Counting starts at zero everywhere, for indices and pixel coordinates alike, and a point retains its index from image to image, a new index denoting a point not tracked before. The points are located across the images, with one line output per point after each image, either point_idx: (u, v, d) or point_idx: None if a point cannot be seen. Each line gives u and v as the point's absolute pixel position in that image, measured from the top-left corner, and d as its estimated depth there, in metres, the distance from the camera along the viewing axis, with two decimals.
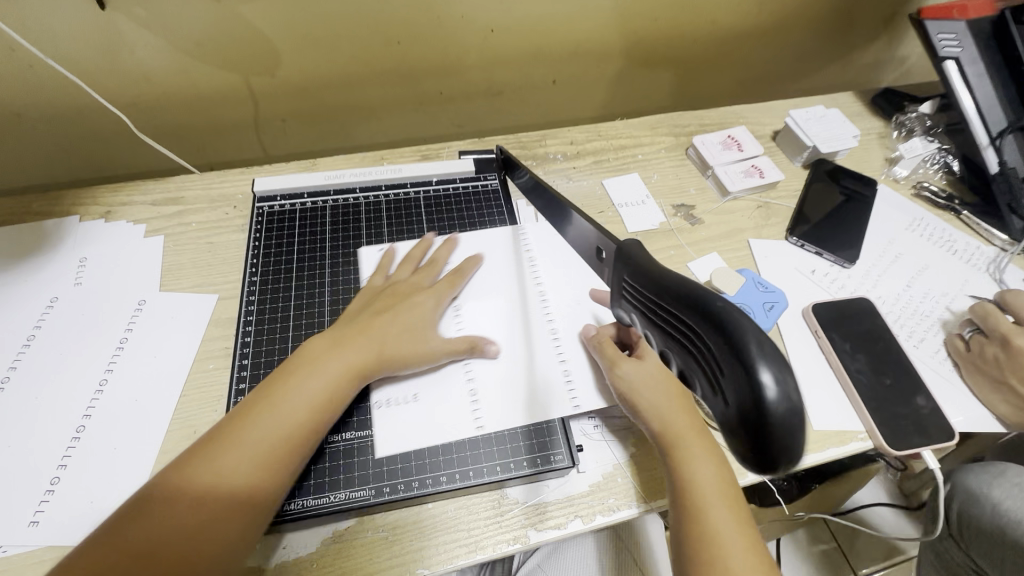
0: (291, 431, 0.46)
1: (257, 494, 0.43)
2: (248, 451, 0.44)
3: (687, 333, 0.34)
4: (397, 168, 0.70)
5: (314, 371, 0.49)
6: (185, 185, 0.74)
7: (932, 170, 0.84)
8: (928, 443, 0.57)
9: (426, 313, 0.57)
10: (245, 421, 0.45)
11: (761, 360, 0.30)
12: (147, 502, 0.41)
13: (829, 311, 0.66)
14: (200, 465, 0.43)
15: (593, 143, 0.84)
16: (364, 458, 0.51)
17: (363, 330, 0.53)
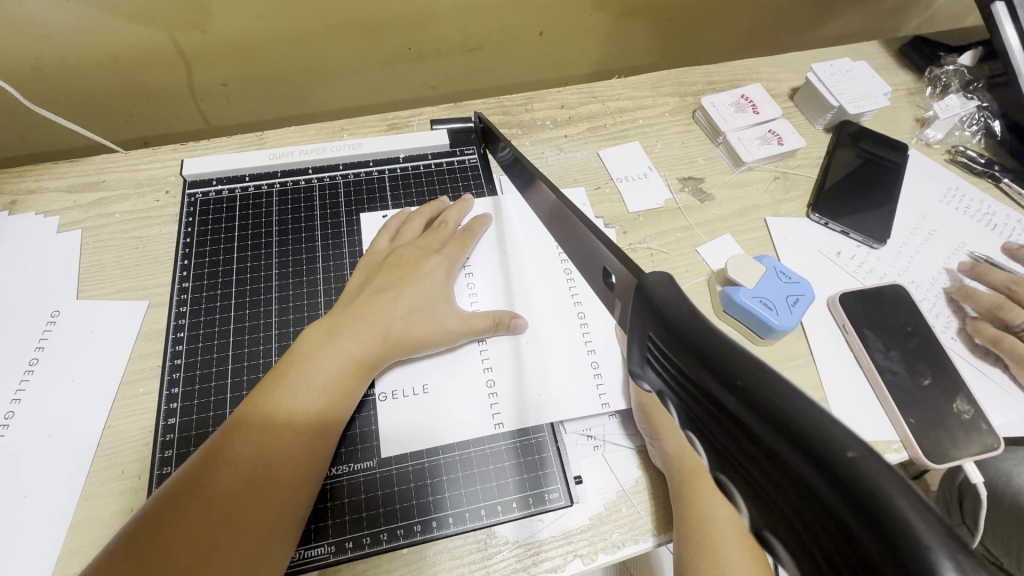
0: (318, 413, 0.40)
1: (295, 486, 0.38)
2: (278, 440, 0.38)
3: (742, 446, 0.15)
4: (357, 144, 0.59)
5: (329, 348, 0.42)
6: (106, 166, 0.62)
7: (969, 131, 0.74)
8: (969, 454, 0.50)
9: (437, 286, 0.49)
10: (264, 407, 0.39)
11: (944, 556, 0.12)
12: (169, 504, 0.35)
13: (859, 302, 0.58)
14: (236, 447, 0.37)
15: (587, 107, 0.73)
16: (320, 506, 0.42)
17: (368, 309, 0.45)
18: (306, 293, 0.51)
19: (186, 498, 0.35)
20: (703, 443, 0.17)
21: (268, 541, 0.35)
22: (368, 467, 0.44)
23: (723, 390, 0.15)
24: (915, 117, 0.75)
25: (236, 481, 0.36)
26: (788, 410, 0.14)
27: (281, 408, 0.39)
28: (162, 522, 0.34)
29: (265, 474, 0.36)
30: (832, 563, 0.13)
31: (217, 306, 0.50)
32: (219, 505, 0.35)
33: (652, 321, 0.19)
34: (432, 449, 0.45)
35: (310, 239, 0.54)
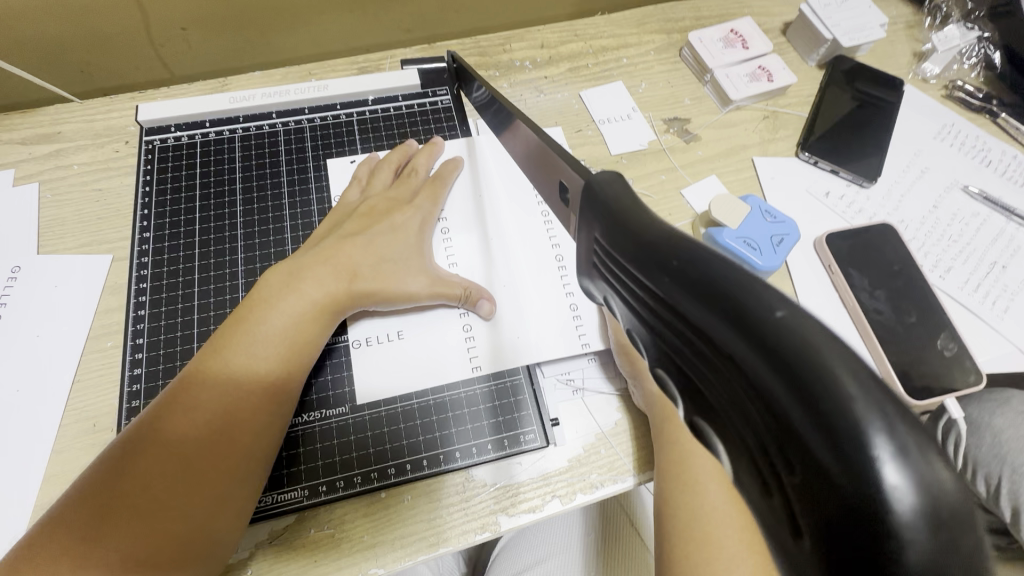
0: (281, 355, 0.40)
1: (266, 425, 0.38)
2: (240, 381, 0.38)
3: (679, 333, 0.16)
4: (323, 85, 0.56)
5: (290, 292, 0.41)
6: (61, 116, 0.59)
7: (968, 64, 0.71)
8: (951, 391, 0.50)
9: (407, 238, 0.47)
10: (226, 349, 0.38)
11: (870, 412, 0.12)
12: (130, 453, 0.35)
13: (846, 242, 0.57)
14: (195, 393, 0.37)
15: (568, 46, 0.70)
16: (293, 453, 0.42)
17: (333, 251, 0.44)
18: (273, 242, 0.50)
19: (155, 433, 0.36)
20: (648, 342, 0.18)
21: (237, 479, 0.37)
22: (341, 414, 0.44)
23: (661, 278, 0.16)
24: (912, 51, 0.72)
25: (203, 419, 0.36)
26: (720, 282, 0.14)
27: (245, 347, 0.39)
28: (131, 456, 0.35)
29: (238, 413, 0.37)
30: (756, 433, 0.14)
31: (180, 257, 0.48)
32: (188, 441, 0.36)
33: (599, 222, 0.20)
34: (405, 395, 0.44)
35: (276, 186, 0.52)
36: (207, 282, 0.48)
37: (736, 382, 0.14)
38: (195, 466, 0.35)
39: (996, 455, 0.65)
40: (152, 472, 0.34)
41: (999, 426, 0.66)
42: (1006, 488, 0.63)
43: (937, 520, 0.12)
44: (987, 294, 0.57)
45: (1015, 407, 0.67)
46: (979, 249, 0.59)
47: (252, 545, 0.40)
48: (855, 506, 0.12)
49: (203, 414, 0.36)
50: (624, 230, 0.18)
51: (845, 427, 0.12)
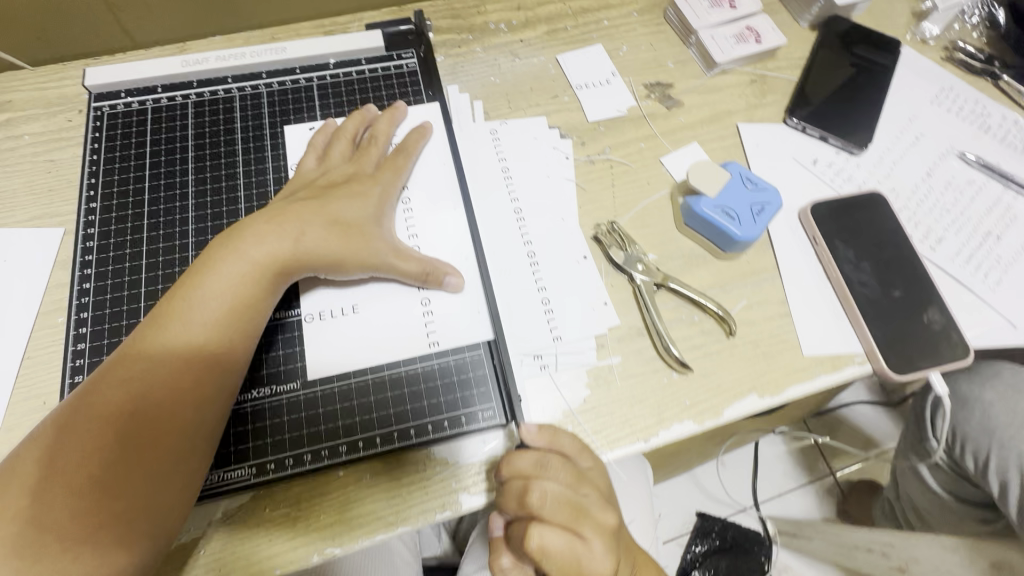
0: (224, 320, 0.38)
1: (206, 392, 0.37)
2: (183, 344, 0.37)
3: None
4: (280, 48, 0.53)
5: (229, 255, 0.39)
6: (13, 84, 0.56)
7: (970, 24, 0.67)
8: (936, 365, 0.49)
9: (365, 208, 0.44)
10: (169, 315, 0.38)
11: None
12: (70, 423, 0.34)
13: (831, 212, 0.54)
14: (136, 361, 0.36)
15: (546, 8, 0.66)
16: (244, 430, 0.41)
17: (281, 214, 0.42)
18: (225, 212, 0.47)
19: (96, 392, 0.35)
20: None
21: (179, 445, 0.36)
22: (292, 389, 0.42)
23: None
24: (911, 11, 0.68)
25: (138, 386, 0.35)
26: None
27: (190, 308, 0.38)
28: (73, 416, 0.35)
29: (176, 379, 0.36)
30: None
31: (128, 228, 0.47)
32: (129, 404, 0.35)
33: None
34: (361, 370, 0.43)
35: (230, 154, 0.50)
36: (155, 256, 0.46)
37: None
38: (134, 431, 0.35)
39: (985, 431, 0.64)
40: (91, 433, 0.34)
41: (988, 400, 0.65)
42: (995, 465, 0.62)
43: None
44: (979, 265, 0.54)
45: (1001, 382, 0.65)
46: (974, 219, 0.57)
47: (204, 525, 0.38)
48: None
49: (142, 379, 0.36)
50: None
51: None
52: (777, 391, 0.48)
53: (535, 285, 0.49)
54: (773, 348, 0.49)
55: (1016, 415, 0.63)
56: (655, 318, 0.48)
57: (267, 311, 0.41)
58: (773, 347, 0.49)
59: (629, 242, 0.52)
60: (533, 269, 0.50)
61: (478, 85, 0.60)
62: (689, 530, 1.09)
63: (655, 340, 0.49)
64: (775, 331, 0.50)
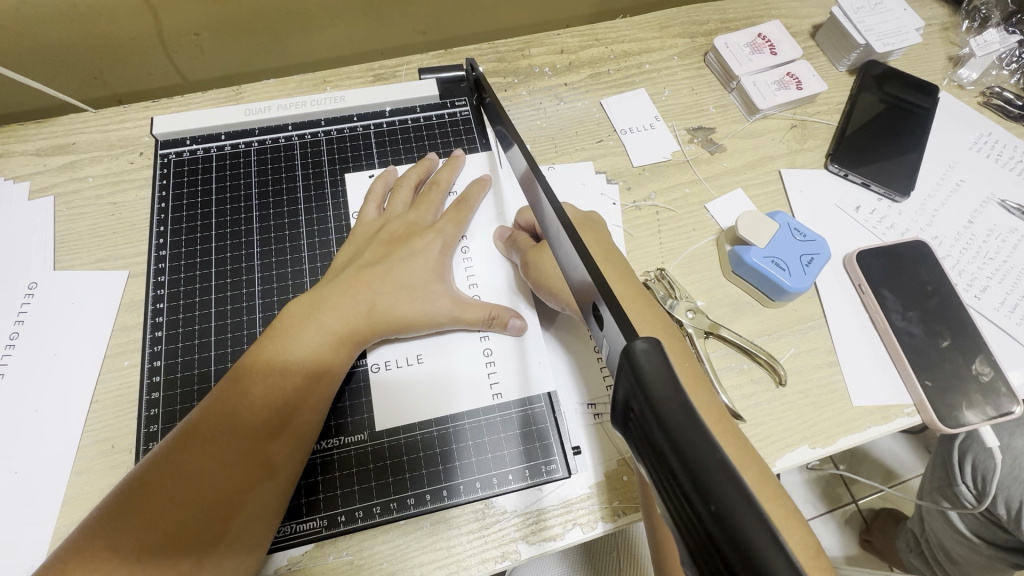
0: (299, 384, 0.40)
1: (283, 455, 0.38)
2: (260, 407, 0.38)
3: (640, 440, 0.19)
4: (339, 97, 0.54)
5: (309, 323, 0.42)
6: (75, 126, 0.58)
7: (1007, 70, 0.68)
8: (987, 418, 0.49)
9: (430, 264, 0.47)
10: (250, 377, 0.39)
11: None
12: (152, 481, 0.35)
13: (878, 261, 0.55)
14: (217, 422, 0.38)
15: (589, 51, 0.67)
16: (319, 480, 0.42)
17: (354, 282, 0.44)
18: (290, 261, 0.49)
19: (183, 448, 0.36)
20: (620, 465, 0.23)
21: (254, 507, 0.37)
22: (360, 441, 0.43)
23: (663, 410, 0.18)
24: (947, 56, 0.69)
25: (219, 448, 0.37)
26: (703, 478, 0.16)
27: (272, 369, 0.40)
28: (158, 470, 0.36)
29: (255, 441, 0.38)
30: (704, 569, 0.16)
31: (196, 276, 0.48)
32: (210, 465, 0.36)
33: (637, 349, 0.20)
34: (425, 422, 0.44)
35: (293, 202, 0.51)
36: (223, 303, 0.47)
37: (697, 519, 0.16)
38: (212, 492, 0.35)
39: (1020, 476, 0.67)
40: (177, 493, 0.35)
41: (1019, 448, 0.69)
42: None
43: None
44: None
45: None
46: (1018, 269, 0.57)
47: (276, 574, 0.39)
48: None
49: (223, 440, 0.37)
50: (658, 378, 0.19)
51: None
52: (828, 443, 0.48)
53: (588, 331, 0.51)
54: (822, 398, 0.50)
55: None
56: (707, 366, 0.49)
57: (339, 375, 0.42)
58: (822, 397, 0.50)
59: (677, 289, 0.53)
60: None
61: (525, 129, 0.62)
62: None
63: None
64: (823, 380, 0.51)
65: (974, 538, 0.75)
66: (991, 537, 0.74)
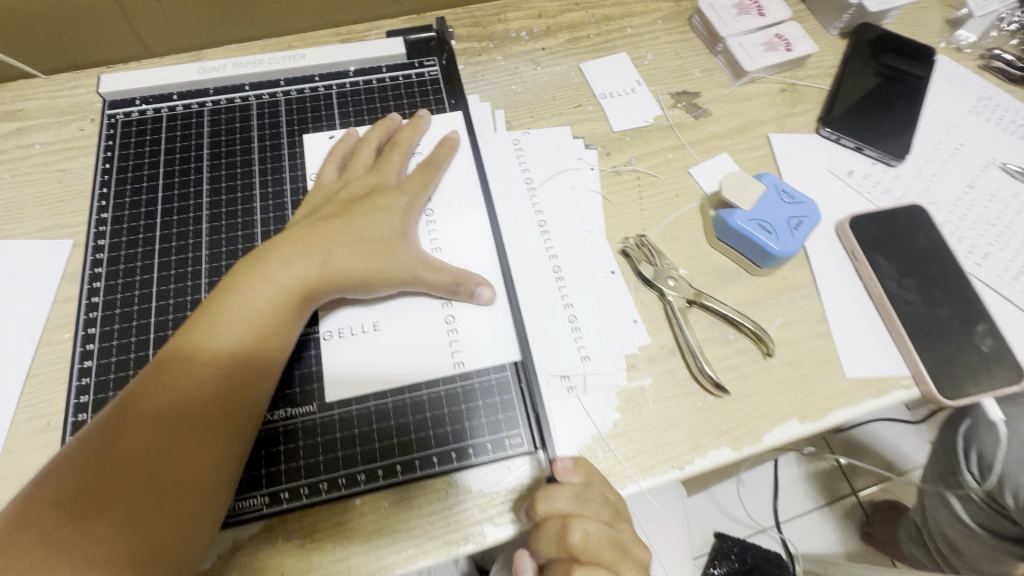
0: (248, 345, 0.37)
1: (238, 418, 0.36)
2: (209, 371, 0.36)
3: None
4: (299, 55, 0.51)
5: (257, 279, 0.39)
6: (26, 93, 0.55)
7: (1008, 32, 0.65)
8: (989, 389, 0.45)
9: (393, 219, 0.43)
10: (192, 342, 0.37)
11: None
12: (90, 459, 0.32)
13: (871, 226, 0.51)
14: (161, 391, 0.35)
15: (568, 16, 0.64)
16: (272, 452, 0.39)
17: (308, 234, 0.41)
18: (240, 225, 0.46)
19: (123, 422, 0.34)
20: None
21: (211, 474, 0.34)
22: (309, 413, 0.40)
23: None
24: (944, 18, 0.66)
25: (164, 417, 0.34)
26: None
27: (216, 332, 0.37)
28: (90, 455, 0.33)
29: (205, 406, 0.35)
30: None
31: (139, 239, 0.45)
32: (158, 434, 0.33)
33: None
34: (380, 393, 0.41)
35: (247, 163, 0.48)
36: (168, 269, 0.44)
37: None
38: (162, 462, 0.33)
39: None
40: (122, 469, 0.32)
41: None
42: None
43: None
44: None
45: None
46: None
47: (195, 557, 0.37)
48: None
49: (169, 408, 0.34)
50: None
51: None
52: (819, 417, 0.45)
53: (561, 299, 0.47)
54: (814, 370, 0.46)
55: None
56: (689, 336, 0.46)
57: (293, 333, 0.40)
58: (813, 368, 0.47)
59: (659, 256, 0.50)
60: (559, 284, 0.48)
61: (500, 94, 0.58)
62: (708, 551, 1.04)
63: (688, 360, 0.46)
64: (815, 352, 0.47)
65: (977, 527, 0.72)
66: (995, 526, 0.70)
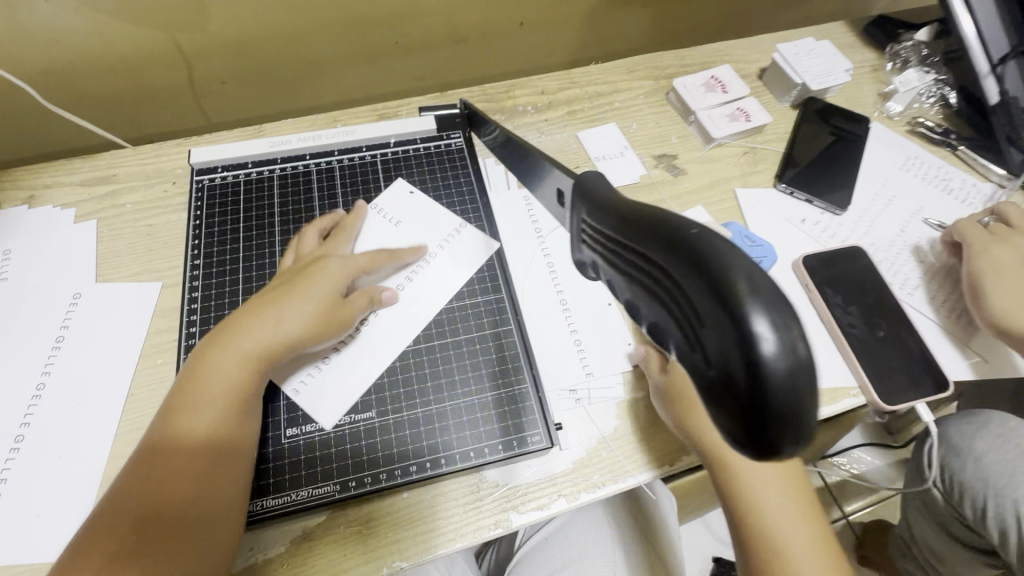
0: (221, 407, 0.43)
1: (220, 467, 0.42)
2: (189, 431, 0.42)
3: (643, 267, 0.24)
4: (351, 131, 0.63)
5: (223, 349, 0.45)
6: (117, 161, 0.66)
7: (928, 103, 0.79)
8: (922, 395, 0.55)
9: (336, 278, 0.51)
10: (184, 411, 0.42)
11: (754, 302, 0.19)
12: (109, 515, 0.38)
13: (821, 263, 0.62)
14: (161, 451, 0.41)
15: (566, 92, 0.77)
16: (311, 455, 0.48)
17: (258, 308, 0.48)
18: None
19: (134, 478, 0.40)
20: (619, 216, 0.26)
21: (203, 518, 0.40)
22: (367, 418, 0.49)
23: (650, 242, 0.23)
24: (877, 92, 0.80)
25: (162, 474, 0.40)
26: (694, 252, 0.21)
27: (195, 396, 0.43)
28: (111, 512, 0.39)
29: (195, 461, 0.41)
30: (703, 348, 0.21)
31: (226, 280, 0.55)
32: (156, 488, 0.39)
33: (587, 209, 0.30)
34: (424, 401, 0.51)
35: (310, 218, 0.59)
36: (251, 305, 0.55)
37: (674, 297, 0.22)
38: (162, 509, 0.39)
39: (981, 478, 0.71)
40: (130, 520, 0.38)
41: (979, 450, 0.73)
42: (991, 509, 0.69)
43: (795, 371, 0.19)
44: (956, 311, 0.62)
45: (993, 431, 0.74)
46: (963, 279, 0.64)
47: (272, 544, 0.45)
48: (742, 368, 0.20)
49: (166, 467, 0.40)
50: (616, 216, 0.27)
51: (737, 307, 0.19)
52: None
53: (568, 327, 0.57)
54: None
55: (1005, 462, 0.71)
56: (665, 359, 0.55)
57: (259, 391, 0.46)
58: None
59: None
60: (566, 315, 0.58)
61: None
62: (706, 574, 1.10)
63: None
64: None
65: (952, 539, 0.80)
66: (969, 539, 0.78)
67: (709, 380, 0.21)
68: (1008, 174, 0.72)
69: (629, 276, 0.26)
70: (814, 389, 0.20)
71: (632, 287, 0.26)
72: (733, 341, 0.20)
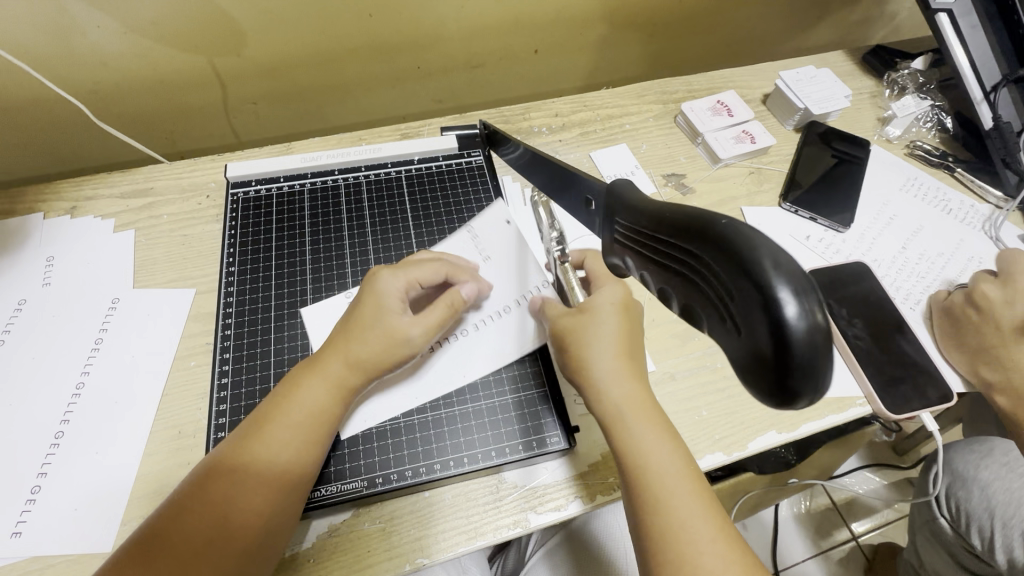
0: (304, 435, 0.45)
1: (293, 493, 0.44)
2: (272, 455, 0.43)
3: (682, 257, 0.29)
4: (377, 148, 0.67)
5: (312, 376, 0.46)
6: (154, 175, 0.70)
7: (926, 128, 0.82)
8: (926, 405, 0.57)
9: (394, 305, 0.50)
10: (265, 432, 0.44)
11: (779, 278, 0.23)
12: (178, 517, 0.40)
13: (826, 277, 0.65)
14: (240, 465, 0.43)
15: (579, 115, 0.81)
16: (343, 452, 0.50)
17: (338, 340, 0.48)
18: (336, 276, 0.60)
19: (208, 485, 0.42)
20: (655, 216, 0.31)
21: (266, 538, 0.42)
22: (394, 417, 0.52)
23: (691, 237, 0.27)
24: (876, 117, 0.83)
25: (239, 490, 0.42)
26: (727, 238, 0.25)
27: (281, 416, 0.45)
28: (183, 513, 0.41)
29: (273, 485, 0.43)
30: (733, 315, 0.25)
31: (258, 287, 0.59)
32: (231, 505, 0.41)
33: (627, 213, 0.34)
34: (447, 402, 0.53)
35: (339, 230, 0.62)
36: (282, 310, 0.58)
37: (712, 278, 0.26)
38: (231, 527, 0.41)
39: (987, 507, 0.73)
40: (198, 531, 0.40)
41: (985, 480, 0.75)
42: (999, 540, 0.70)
43: (815, 338, 0.23)
44: None
45: (998, 460, 0.76)
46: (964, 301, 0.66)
47: (300, 540, 0.47)
48: (772, 333, 0.23)
49: (243, 487, 0.42)
50: (653, 218, 0.31)
51: (764, 280, 0.23)
52: (793, 427, 0.56)
53: None
54: None
55: (1011, 491, 0.72)
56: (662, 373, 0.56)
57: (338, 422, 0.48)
58: None
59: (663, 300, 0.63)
60: None
61: None
62: None
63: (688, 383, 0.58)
64: None
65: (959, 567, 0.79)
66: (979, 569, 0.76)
67: (743, 352, 0.25)
68: (1005, 197, 0.75)
69: (671, 267, 0.30)
70: (833, 350, 0.24)
71: (669, 278, 0.31)
72: (766, 309, 0.23)
